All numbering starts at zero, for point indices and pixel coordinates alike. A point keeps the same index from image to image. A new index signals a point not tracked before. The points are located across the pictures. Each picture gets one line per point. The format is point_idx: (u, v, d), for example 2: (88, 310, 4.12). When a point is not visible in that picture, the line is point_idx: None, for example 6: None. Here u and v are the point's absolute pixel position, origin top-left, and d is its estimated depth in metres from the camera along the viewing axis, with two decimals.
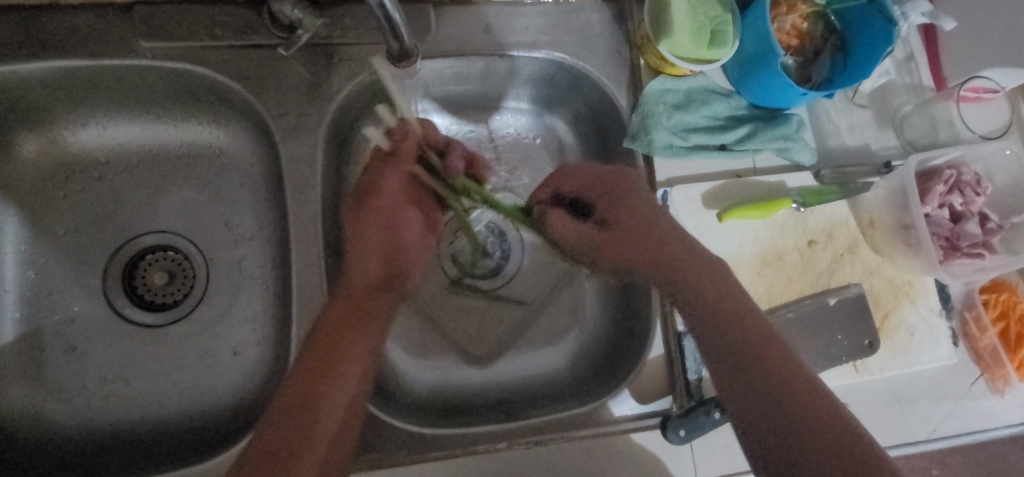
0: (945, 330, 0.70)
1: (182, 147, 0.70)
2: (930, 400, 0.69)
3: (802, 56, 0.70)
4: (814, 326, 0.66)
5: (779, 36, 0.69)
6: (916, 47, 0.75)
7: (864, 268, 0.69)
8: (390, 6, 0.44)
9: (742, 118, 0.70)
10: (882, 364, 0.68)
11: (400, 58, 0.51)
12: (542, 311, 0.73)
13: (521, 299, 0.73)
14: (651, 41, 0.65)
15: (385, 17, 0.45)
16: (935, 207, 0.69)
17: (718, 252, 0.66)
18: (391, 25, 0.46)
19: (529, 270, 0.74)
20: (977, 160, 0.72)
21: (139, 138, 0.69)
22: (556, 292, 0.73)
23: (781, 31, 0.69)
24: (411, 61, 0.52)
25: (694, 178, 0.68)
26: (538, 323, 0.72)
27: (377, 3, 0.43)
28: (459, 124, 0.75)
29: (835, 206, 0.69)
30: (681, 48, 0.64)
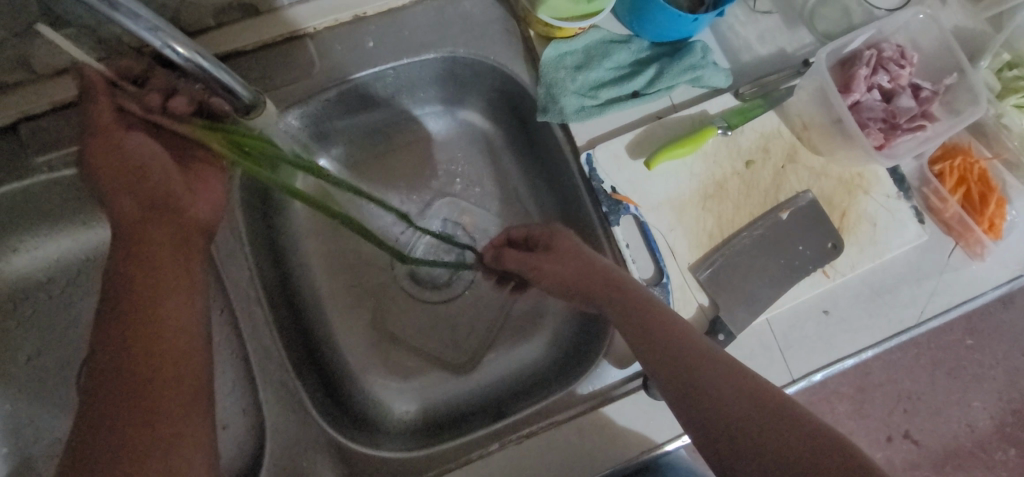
0: (908, 210, 0.68)
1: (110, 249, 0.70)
2: (910, 283, 0.67)
3: None
4: (773, 243, 0.65)
5: None
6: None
7: (810, 173, 0.68)
8: (214, 68, 0.46)
9: (647, 60, 0.68)
10: (853, 262, 0.66)
11: (247, 111, 0.54)
12: (514, 303, 0.73)
13: (490, 297, 0.73)
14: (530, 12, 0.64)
15: (214, 78, 0.47)
16: (865, 91, 0.67)
17: (657, 200, 0.65)
18: (222, 82, 0.48)
19: None
20: (896, 33, 0.70)
21: (72, 248, 0.69)
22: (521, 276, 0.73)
23: None
24: (260, 108, 0.55)
25: (613, 134, 0.66)
26: (512, 316, 0.73)
27: (198, 66, 0.45)
28: (451, 113, 0.75)
29: (764, 120, 0.68)
30: (560, 9, 0.63)
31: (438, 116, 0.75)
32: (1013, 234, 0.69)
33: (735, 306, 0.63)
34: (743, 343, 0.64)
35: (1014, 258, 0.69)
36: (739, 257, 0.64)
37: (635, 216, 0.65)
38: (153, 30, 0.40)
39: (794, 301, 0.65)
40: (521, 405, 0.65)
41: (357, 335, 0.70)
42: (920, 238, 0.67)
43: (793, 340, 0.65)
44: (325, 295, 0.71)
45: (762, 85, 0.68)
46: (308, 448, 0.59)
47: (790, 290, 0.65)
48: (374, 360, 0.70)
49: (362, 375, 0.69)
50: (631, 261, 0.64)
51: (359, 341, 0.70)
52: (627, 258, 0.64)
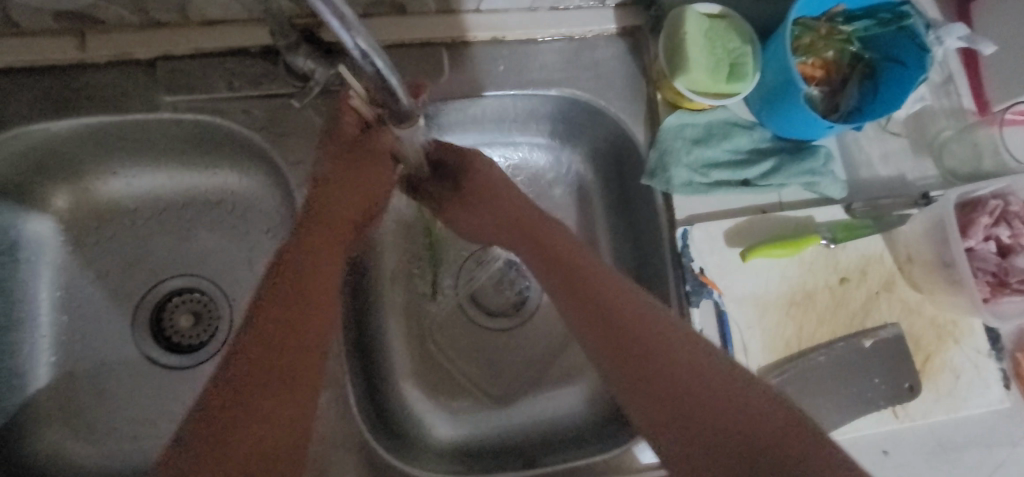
0: (995, 372, 0.65)
1: (231, 189, 0.69)
2: (979, 447, 0.64)
3: (828, 85, 0.66)
4: (849, 369, 0.62)
5: (801, 67, 0.65)
6: (959, 68, 0.71)
7: (902, 306, 0.65)
8: (389, 73, 0.46)
9: (766, 151, 0.67)
10: (925, 408, 0.63)
11: (401, 120, 0.53)
12: (565, 349, 0.72)
13: (541, 337, 0.72)
14: (666, 77, 0.64)
15: (384, 81, 0.46)
16: (980, 239, 0.64)
17: (743, 293, 0.63)
18: (389, 87, 0.47)
19: (550, 308, 0.73)
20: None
21: (185, 183, 0.68)
22: None
23: (804, 64, 0.65)
24: (412, 119, 0.53)
25: (715, 215, 0.65)
26: (559, 361, 0.71)
27: (376, 72, 0.45)
28: (554, 147, 0.74)
29: (869, 242, 0.66)
30: (698, 82, 0.62)
31: (542, 149, 0.74)
32: None
33: None
34: None
35: None
36: (810, 373, 0.62)
37: (716, 303, 0.63)
38: (348, 37, 0.42)
39: (857, 432, 0.62)
40: (557, 457, 0.64)
41: (409, 341, 0.70)
42: (1001, 402, 0.64)
43: None
44: (384, 295, 0.70)
45: (874, 206, 0.67)
46: (342, 442, 0.59)
47: (856, 420, 0.62)
48: (416, 369, 0.69)
49: (401, 382, 0.68)
50: None
51: (405, 348, 0.70)
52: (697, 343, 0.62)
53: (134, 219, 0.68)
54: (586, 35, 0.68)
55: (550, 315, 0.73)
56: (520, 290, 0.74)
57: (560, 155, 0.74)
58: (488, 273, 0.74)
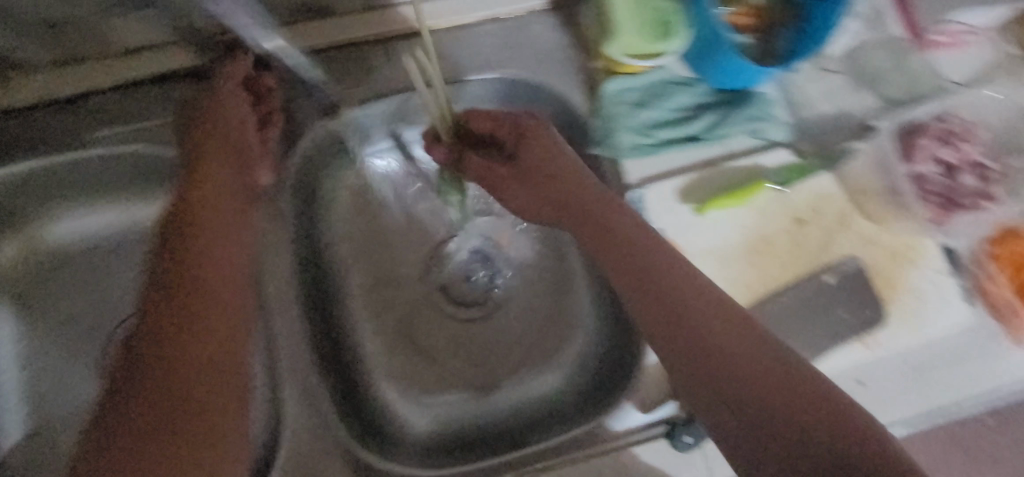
0: (956, 289, 0.66)
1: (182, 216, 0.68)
2: (951, 363, 0.66)
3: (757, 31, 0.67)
4: (814, 307, 0.64)
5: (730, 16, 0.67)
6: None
7: (859, 238, 0.66)
8: None
9: (708, 105, 0.67)
10: (893, 334, 0.65)
11: None
12: (541, 329, 0.72)
13: (515, 319, 0.73)
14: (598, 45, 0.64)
15: None
16: (926, 162, 0.65)
17: (703, 247, 0.64)
18: None
19: (521, 290, 0.74)
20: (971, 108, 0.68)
21: (127, 220, 0.67)
22: (554, 305, 0.73)
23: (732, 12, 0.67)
24: None
25: (665, 175, 0.65)
26: (536, 341, 0.72)
27: None
28: None
29: (819, 179, 0.67)
30: (629, 45, 0.63)
31: None
32: None
33: None
34: None
35: None
36: (777, 315, 0.63)
37: None
38: None
39: (831, 368, 0.63)
40: (544, 437, 0.64)
41: (384, 343, 0.70)
42: (969, 318, 0.65)
43: None
44: (352, 301, 0.70)
45: (818, 145, 0.68)
46: (324, 450, 0.59)
47: (828, 355, 0.63)
48: (394, 369, 0.69)
49: (381, 385, 0.68)
50: None
51: (380, 350, 0.70)
52: None
53: (89, 261, 0.67)
54: (515, 14, 0.68)
55: (522, 296, 0.73)
56: (489, 277, 0.74)
57: None
58: (455, 265, 0.74)
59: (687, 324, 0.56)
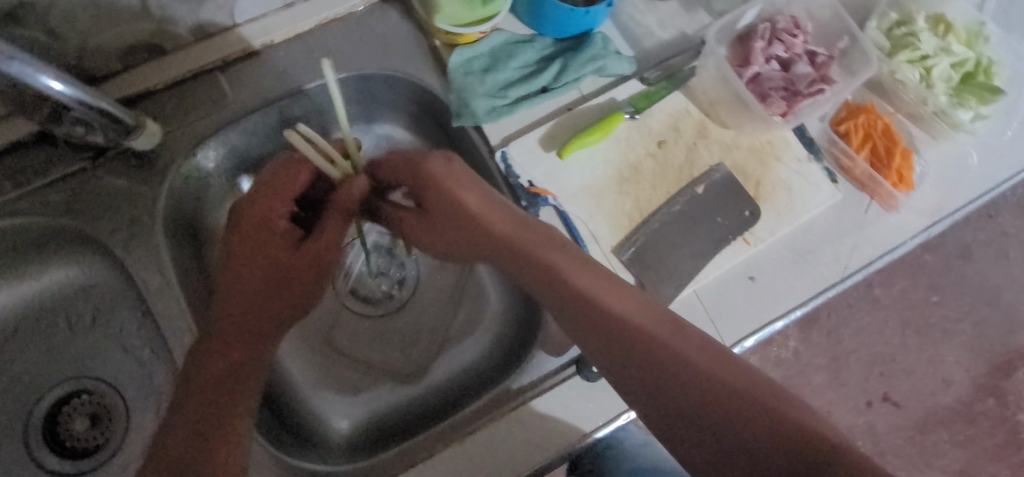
0: (820, 172, 0.70)
1: (72, 282, 0.68)
2: (832, 241, 0.70)
3: None
4: (693, 218, 0.67)
5: None
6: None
7: (722, 146, 0.70)
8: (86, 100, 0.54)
9: (552, 55, 0.70)
10: (771, 227, 0.68)
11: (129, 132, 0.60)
12: (455, 305, 0.74)
13: (430, 303, 0.75)
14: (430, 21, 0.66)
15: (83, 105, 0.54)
16: (763, 63, 0.69)
17: (576, 188, 0.66)
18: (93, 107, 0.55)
19: (430, 275, 0.76)
20: (794, 3, 0.72)
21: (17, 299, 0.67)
22: (462, 281, 0.75)
23: None
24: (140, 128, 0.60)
25: (526, 130, 0.68)
26: (453, 318, 0.74)
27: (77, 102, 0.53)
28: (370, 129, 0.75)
29: (671, 99, 0.69)
30: (457, 16, 0.65)
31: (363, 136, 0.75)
32: (925, 182, 0.71)
33: (659, 281, 0.65)
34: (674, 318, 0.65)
35: (926, 205, 0.71)
36: (661, 235, 0.66)
37: (555, 207, 0.65)
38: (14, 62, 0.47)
39: (718, 272, 0.66)
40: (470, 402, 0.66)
41: (304, 355, 0.71)
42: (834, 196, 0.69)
43: (722, 309, 0.66)
44: None
45: (665, 69, 0.71)
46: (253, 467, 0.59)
47: (713, 261, 0.66)
48: (320, 378, 0.70)
49: (309, 397, 0.69)
50: None
51: (302, 362, 0.71)
52: None
53: None
54: (352, 12, 0.70)
55: (431, 280, 0.76)
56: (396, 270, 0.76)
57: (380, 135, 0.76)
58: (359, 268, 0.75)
59: (614, 337, 0.50)
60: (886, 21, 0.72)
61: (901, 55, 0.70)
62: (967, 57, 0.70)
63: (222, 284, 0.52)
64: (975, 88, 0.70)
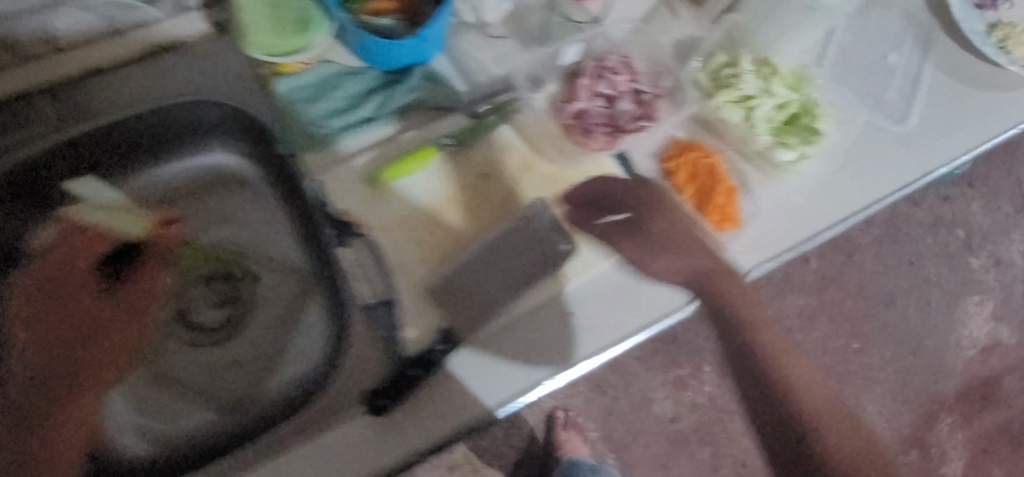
0: (645, 208, 0.70)
1: None
2: (655, 277, 0.69)
3: (408, 11, 0.69)
4: (506, 251, 0.66)
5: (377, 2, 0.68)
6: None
7: (544, 180, 0.70)
8: None
9: (379, 87, 0.70)
10: (588, 261, 0.68)
11: None
12: (288, 331, 0.70)
13: (260, 326, 0.70)
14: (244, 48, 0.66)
15: None
16: (588, 99, 0.71)
17: (387, 219, 0.66)
18: None
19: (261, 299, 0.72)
20: (631, 43, 0.74)
21: None
22: (295, 308, 0.70)
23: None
24: None
25: (344, 160, 0.67)
26: (280, 344, 0.69)
27: None
28: (205, 149, 0.72)
29: (497, 135, 0.70)
30: (268, 45, 0.66)
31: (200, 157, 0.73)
32: (752, 220, 0.72)
33: (467, 312, 0.64)
34: (482, 352, 0.64)
35: (752, 243, 0.71)
36: (472, 267, 0.65)
37: (365, 233, 0.65)
38: None
39: (531, 305, 0.66)
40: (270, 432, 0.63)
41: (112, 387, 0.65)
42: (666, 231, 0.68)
43: (535, 342, 0.66)
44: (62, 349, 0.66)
45: (495, 103, 0.70)
46: None
47: (526, 294, 0.66)
48: (127, 407, 0.66)
49: (108, 427, 0.64)
50: (357, 280, 0.65)
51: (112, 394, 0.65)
52: (358, 278, 0.65)
53: None
54: (176, 32, 0.68)
55: (267, 303, 0.71)
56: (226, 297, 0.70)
57: (216, 154, 0.73)
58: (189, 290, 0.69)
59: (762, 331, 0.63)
60: (715, 62, 0.73)
61: (724, 95, 0.71)
62: (793, 99, 0.72)
63: (56, 326, 0.62)
64: (797, 130, 0.71)
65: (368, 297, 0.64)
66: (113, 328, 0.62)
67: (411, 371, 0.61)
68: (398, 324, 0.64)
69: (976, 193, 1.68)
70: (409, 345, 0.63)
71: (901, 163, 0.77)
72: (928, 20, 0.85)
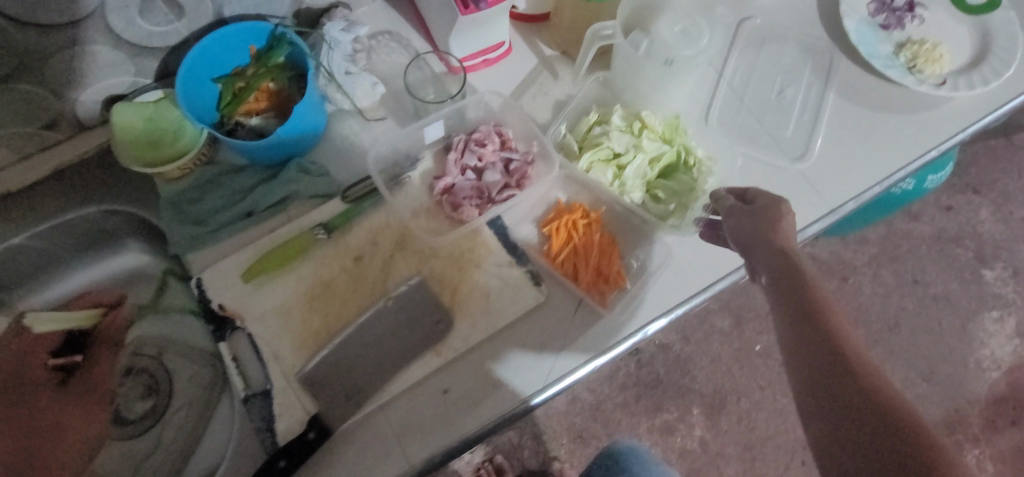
0: (522, 276, 0.70)
1: None
2: (535, 347, 0.68)
3: (278, 109, 0.75)
4: (378, 333, 0.67)
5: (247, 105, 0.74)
6: (405, 24, 0.80)
7: (419, 256, 0.70)
8: None
9: (259, 181, 0.73)
10: (465, 336, 0.68)
11: None
12: (202, 412, 0.77)
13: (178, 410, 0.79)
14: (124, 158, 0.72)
15: None
16: (458, 174, 0.72)
17: (265, 309, 0.68)
18: None
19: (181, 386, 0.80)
20: (505, 113, 0.76)
21: None
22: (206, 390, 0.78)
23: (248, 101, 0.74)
24: None
25: (226, 256, 0.70)
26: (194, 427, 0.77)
27: None
28: (109, 252, 0.82)
29: (369, 215, 0.72)
30: (144, 155, 0.72)
31: (107, 260, 0.82)
32: (637, 278, 0.71)
33: (339, 398, 0.64)
34: (356, 438, 0.64)
35: (639, 304, 0.69)
36: (344, 351, 0.66)
37: (244, 327, 0.68)
38: None
39: (406, 384, 0.65)
40: None
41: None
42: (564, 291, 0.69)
43: (412, 421, 0.65)
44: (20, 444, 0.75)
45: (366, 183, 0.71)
46: None
47: (401, 375, 0.66)
48: None
49: None
50: (235, 372, 0.66)
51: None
52: (235, 369, 0.66)
53: None
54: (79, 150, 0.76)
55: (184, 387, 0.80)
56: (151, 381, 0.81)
57: (120, 256, 0.83)
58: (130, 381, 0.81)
59: None
60: (582, 125, 0.76)
61: (590, 156, 0.73)
62: (663, 152, 0.74)
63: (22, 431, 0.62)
64: (671, 183, 0.74)
65: (244, 390, 0.65)
66: (67, 415, 0.64)
67: (279, 462, 0.61)
68: (272, 415, 0.64)
69: (983, 201, 1.56)
70: (283, 435, 0.63)
71: (797, 205, 0.75)
72: (827, 48, 0.83)
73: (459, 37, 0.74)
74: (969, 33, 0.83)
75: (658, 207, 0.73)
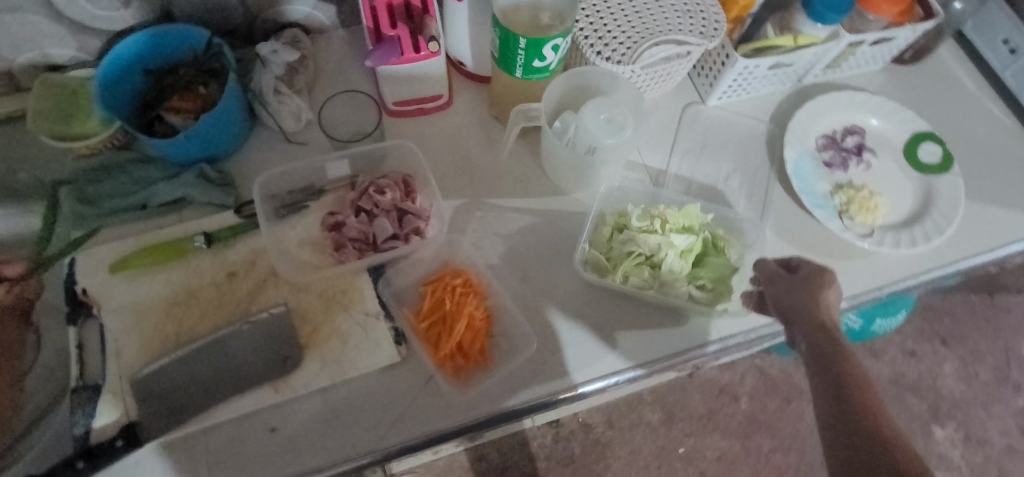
0: (384, 331, 0.68)
1: None
2: (376, 405, 0.66)
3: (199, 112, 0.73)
4: (222, 354, 0.65)
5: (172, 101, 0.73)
6: (351, 60, 0.82)
7: (291, 287, 0.70)
8: None
9: (160, 176, 0.73)
10: (309, 378, 0.66)
11: None
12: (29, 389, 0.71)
13: None
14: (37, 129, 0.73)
15: None
16: (351, 215, 0.72)
17: (123, 302, 0.68)
18: None
19: None
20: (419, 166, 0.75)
21: None
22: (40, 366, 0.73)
23: (173, 98, 0.73)
24: None
25: (106, 242, 0.70)
26: None
27: None
28: None
29: (256, 236, 0.72)
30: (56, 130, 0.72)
31: None
32: (501, 360, 0.69)
33: (163, 410, 0.63)
34: (169, 456, 0.63)
35: (493, 387, 0.67)
36: (183, 364, 0.65)
37: (95, 317, 0.67)
38: None
39: (236, 413, 0.64)
40: None
41: None
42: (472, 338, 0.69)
43: (232, 453, 0.63)
44: None
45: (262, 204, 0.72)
46: None
47: (231, 402, 0.64)
48: None
49: None
50: (73, 361, 0.65)
51: None
52: (75, 358, 0.65)
53: None
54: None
55: None
56: None
57: None
58: None
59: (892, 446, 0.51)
60: (604, 229, 0.72)
61: (624, 267, 0.70)
62: (692, 243, 0.71)
63: None
64: (712, 269, 0.70)
65: (75, 379, 0.64)
66: None
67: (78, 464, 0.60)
68: (92, 412, 0.62)
69: (949, 354, 1.47)
70: (95, 435, 0.62)
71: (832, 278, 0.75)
72: (763, 171, 0.81)
73: (392, 85, 0.73)
74: (912, 189, 0.81)
75: (707, 296, 0.70)
